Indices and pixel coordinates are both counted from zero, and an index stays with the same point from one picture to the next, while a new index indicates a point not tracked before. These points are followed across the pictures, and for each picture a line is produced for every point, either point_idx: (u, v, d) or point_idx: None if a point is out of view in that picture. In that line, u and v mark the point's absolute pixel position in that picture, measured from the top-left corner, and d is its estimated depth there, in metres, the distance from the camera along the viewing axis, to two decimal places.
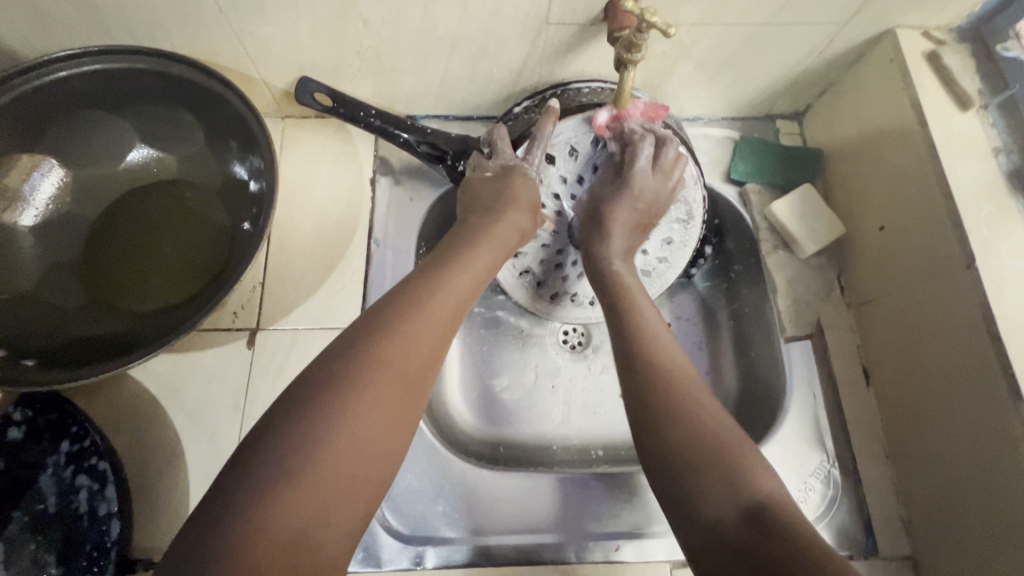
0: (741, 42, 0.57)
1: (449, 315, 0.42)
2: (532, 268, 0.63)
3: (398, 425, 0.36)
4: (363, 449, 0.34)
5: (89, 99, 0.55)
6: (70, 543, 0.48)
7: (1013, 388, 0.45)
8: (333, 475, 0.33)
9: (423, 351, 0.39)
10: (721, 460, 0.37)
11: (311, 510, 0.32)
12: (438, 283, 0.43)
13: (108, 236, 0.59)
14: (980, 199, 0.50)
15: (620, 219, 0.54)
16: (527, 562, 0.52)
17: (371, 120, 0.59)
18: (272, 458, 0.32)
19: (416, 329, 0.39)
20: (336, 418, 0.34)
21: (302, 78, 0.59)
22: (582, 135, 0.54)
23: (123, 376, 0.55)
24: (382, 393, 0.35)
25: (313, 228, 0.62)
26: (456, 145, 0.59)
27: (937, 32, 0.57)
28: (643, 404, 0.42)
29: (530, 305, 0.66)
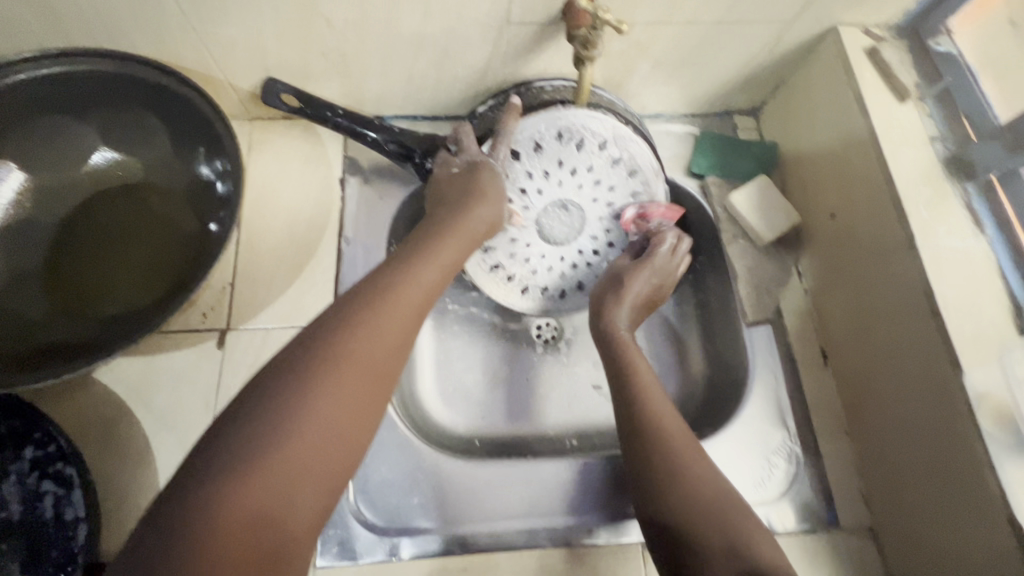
0: (696, 40, 0.59)
1: (413, 304, 0.42)
2: (501, 262, 0.64)
3: (366, 410, 0.37)
4: (327, 435, 0.35)
5: (47, 102, 0.54)
6: (34, 551, 0.48)
7: (952, 357, 0.47)
8: (299, 458, 0.33)
9: (390, 341, 0.39)
10: (723, 523, 0.42)
11: (275, 491, 0.32)
12: (405, 274, 0.44)
13: (71, 239, 0.58)
14: (918, 183, 0.53)
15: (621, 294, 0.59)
16: (503, 548, 0.53)
17: (339, 120, 0.60)
18: (237, 440, 0.33)
19: (384, 318, 0.40)
20: (299, 404, 0.34)
21: (268, 79, 0.59)
22: (546, 131, 0.56)
23: (89, 381, 0.54)
24: (348, 379, 0.36)
25: (283, 229, 0.62)
26: (424, 143, 0.60)
27: (877, 29, 0.60)
28: (646, 459, 0.46)
29: (503, 299, 0.66)
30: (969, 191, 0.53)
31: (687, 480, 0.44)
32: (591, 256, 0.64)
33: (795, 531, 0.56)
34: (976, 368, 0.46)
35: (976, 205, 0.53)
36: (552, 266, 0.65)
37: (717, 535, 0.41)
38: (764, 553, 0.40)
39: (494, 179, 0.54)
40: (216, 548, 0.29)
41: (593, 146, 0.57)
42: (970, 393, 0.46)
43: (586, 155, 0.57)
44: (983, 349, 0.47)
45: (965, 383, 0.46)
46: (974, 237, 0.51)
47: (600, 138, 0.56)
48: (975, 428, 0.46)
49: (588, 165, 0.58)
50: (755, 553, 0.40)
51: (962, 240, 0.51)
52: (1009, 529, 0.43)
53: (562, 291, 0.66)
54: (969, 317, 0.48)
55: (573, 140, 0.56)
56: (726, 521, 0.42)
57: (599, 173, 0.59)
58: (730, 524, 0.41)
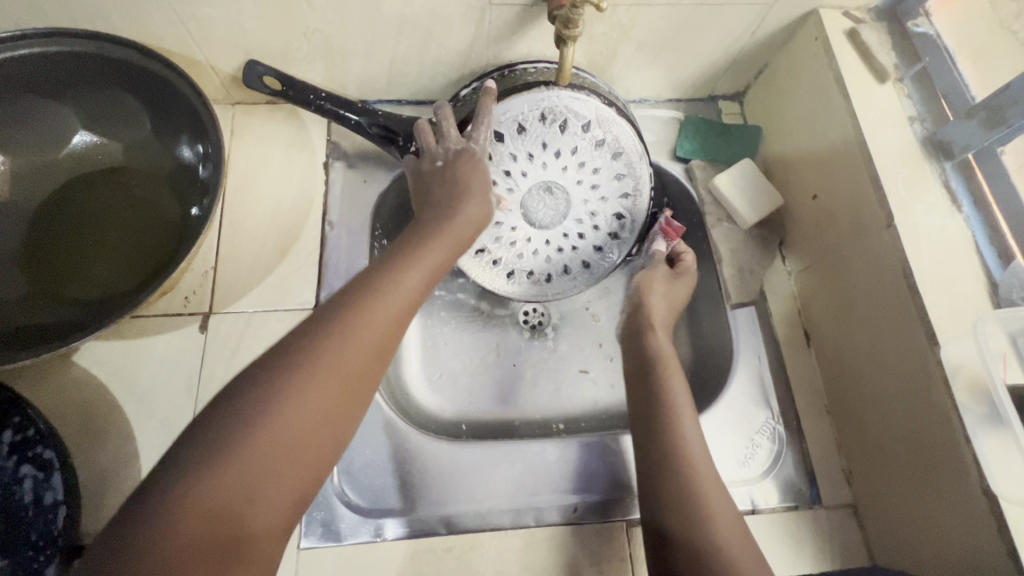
0: (678, 22, 0.59)
1: (397, 307, 0.42)
2: (486, 247, 0.63)
3: (338, 416, 0.37)
4: (294, 441, 0.35)
5: (23, 84, 0.53)
6: (10, 534, 0.47)
7: (929, 332, 0.48)
8: (264, 463, 0.34)
9: (368, 349, 0.39)
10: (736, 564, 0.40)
11: (242, 485, 0.33)
12: (389, 279, 0.43)
13: (50, 223, 0.58)
14: (897, 163, 0.54)
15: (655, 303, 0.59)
16: (487, 528, 0.53)
17: (322, 102, 0.60)
18: (208, 441, 0.34)
19: (364, 323, 0.40)
20: (271, 403, 0.35)
21: (250, 61, 0.59)
22: (529, 112, 0.56)
23: (69, 365, 0.54)
24: (322, 383, 0.37)
25: (266, 213, 0.62)
26: (407, 125, 0.59)
27: (857, 11, 0.60)
28: (666, 483, 0.45)
29: (488, 284, 0.65)
30: (946, 170, 0.54)
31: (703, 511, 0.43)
32: (577, 239, 0.64)
33: (778, 508, 0.56)
34: (952, 342, 0.47)
35: (953, 183, 0.53)
36: (538, 249, 0.64)
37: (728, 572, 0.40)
38: None
39: (481, 172, 0.54)
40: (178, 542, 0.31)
41: (576, 128, 0.57)
42: (946, 366, 0.47)
43: (569, 136, 0.58)
44: (958, 324, 0.48)
45: (941, 356, 0.47)
46: (951, 215, 0.52)
47: (584, 119, 0.57)
48: (951, 400, 0.46)
49: (572, 147, 0.58)
50: None
51: (939, 218, 0.52)
52: (984, 498, 0.44)
53: (549, 275, 0.65)
54: (945, 293, 0.49)
55: (556, 121, 0.57)
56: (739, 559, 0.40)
57: (582, 155, 0.59)
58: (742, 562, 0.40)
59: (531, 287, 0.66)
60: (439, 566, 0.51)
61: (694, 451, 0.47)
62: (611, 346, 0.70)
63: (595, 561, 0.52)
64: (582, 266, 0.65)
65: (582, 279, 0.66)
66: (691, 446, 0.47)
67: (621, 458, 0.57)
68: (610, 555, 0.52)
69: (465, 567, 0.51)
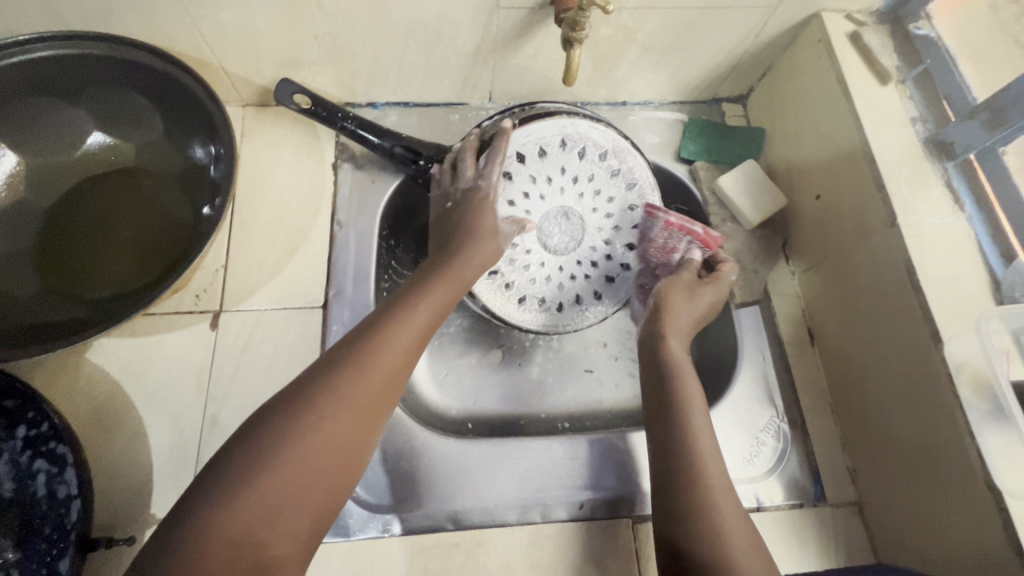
0: (683, 25, 0.60)
1: (407, 353, 0.44)
2: (500, 268, 0.60)
3: (352, 445, 0.39)
4: (311, 470, 0.37)
5: (39, 85, 0.54)
6: (28, 526, 0.48)
7: (933, 330, 0.48)
8: (282, 492, 0.36)
9: (377, 381, 0.42)
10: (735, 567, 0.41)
11: (262, 514, 0.35)
12: (398, 316, 0.46)
13: (63, 223, 0.59)
14: (900, 163, 0.54)
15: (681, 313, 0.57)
16: (495, 525, 0.53)
17: (346, 124, 0.63)
18: (230, 471, 0.36)
19: (373, 367, 0.42)
20: (293, 434, 0.37)
21: (283, 79, 0.62)
22: (552, 137, 0.58)
23: (82, 361, 0.55)
24: (341, 420, 0.39)
25: (277, 212, 0.63)
26: (431, 148, 0.62)
27: (859, 14, 0.61)
28: (677, 488, 0.45)
29: (497, 308, 0.62)
30: (948, 170, 0.54)
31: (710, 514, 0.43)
32: (590, 267, 0.63)
33: (783, 505, 0.57)
34: (956, 340, 0.47)
35: (955, 183, 0.54)
36: (551, 276, 0.63)
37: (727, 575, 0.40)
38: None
39: (488, 212, 0.55)
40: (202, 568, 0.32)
41: (593, 156, 0.59)
42: (950, 362, 0.47)
43: (587, 164, 0.60)
44: (961, 321, 0.48)
45: (944, 353, 0.47)
46: (953, 214, 0.53)
47: (601, 148, 0.59)
48: (955, 397, 0.47)
49: (589, 174, 0.60)
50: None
51: (942, 217, 0.52)
52: (989, 495, 0.44)
53: (562, 304, 0.64)
54: (949, 291, 0.49)
55: (575, 147, 0.59)
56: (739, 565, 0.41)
57: (599, 183, 0.61)
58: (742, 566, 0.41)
59: (544, 318, 0.64)
60: (447, 562, 0.51)
61: (710, 456, 0.47)
62: (615, 346, 0.71)
63: (601, 557, 0.52)
64: (594, 296, 0.64)
65: (595, 310, 0.64)
66: (706, 455, 0.47)
67: (628, 455, 0.57)
68: (615, 552, 0.52)
69: (472, 562, 0.51)
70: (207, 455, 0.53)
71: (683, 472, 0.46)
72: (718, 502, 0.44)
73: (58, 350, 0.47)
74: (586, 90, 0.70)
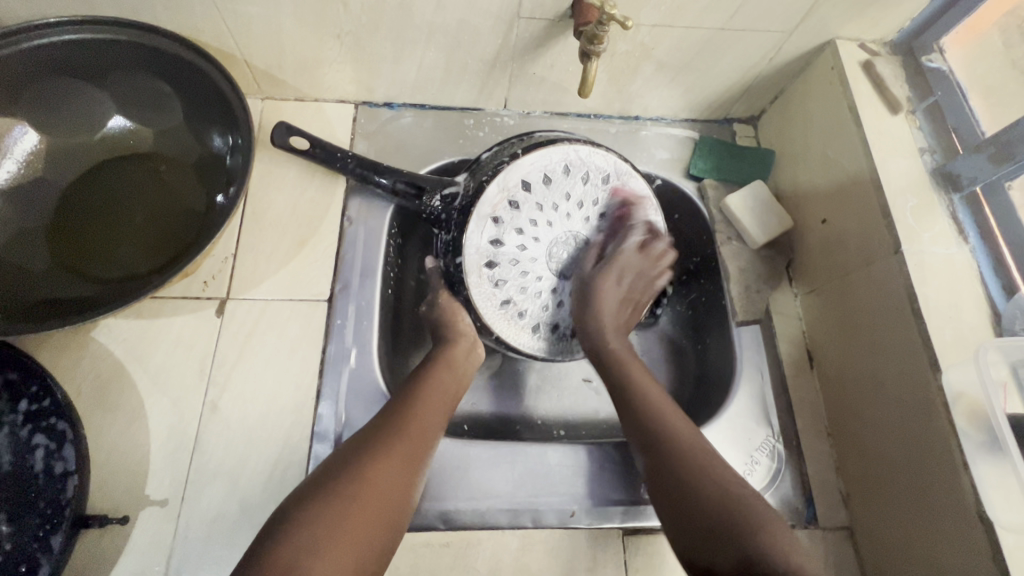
0: (699, 44, 0.61)
1: (438, 405, 0.51)
2: (513, 297, 0.60)
3: (403, 477, 0.45)
4: (373, 492, 0.42)
5: (65, 67, 0.55)
6: (22, 500, 0.48)
7: (932, 358, 0.48)
8: (348, 507, 0.41)
9: (421, 424, 0.48)
10: (733, 511, 0.41)
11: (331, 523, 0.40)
12: (430, 375, 0.53)
13: (77, 203, 0.60)
14: (907, 193, 0.55)
15: (609, 291, 0.61)
16: (486, 527, 0.53)
17: (349, 161, 0.63)
18: (304, 495, 0.42)
19: (400, 448, 0.46)
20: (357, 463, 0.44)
21: (279, 125, 0.64)
22: (556, 164, 0.59)
23: (87, 340, 0.55)
24: (393, 453, 0.45)
25: (288, 205, 0.64)
26: (432, 182, 0.60)
27: (872, 44, 0.62)
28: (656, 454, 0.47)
29: (514, 340, 0.61)
30: (954, 202, 0.55)
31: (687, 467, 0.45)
32: None
33: None
34: (955, 368, 0.48)
35: (960, 215, 0.55)
36: (562, 301, 0.63)
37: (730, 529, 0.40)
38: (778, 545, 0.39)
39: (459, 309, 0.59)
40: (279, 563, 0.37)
41: (597, 180, 0.61)
42: (947, 391, 0.47)
43: (591, 188, 0.62)
44: (958, 351, 0.49)
45: (943, 382, 0.47)
46: (957, 245, 0.53)
47: (603, 172, 0.61)
48: (952, 426, 0.47)
49: (594, 199, 0.62)
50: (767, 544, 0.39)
51: (946, 247, 0.53)
52: (981, 525, 0.44)
53: (574, 329, 0.64)
54: (949, 321, 0.50)
55: (579, 173, 0.60)
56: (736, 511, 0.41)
57: (603, 207, 0.63)
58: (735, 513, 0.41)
59: (556, 345, 0.63)
60: (436, 562, 0.51)
61: (678, 422, 0.49)
62: None
63: (589, 565, 0.53)
64: None
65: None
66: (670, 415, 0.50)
67: (624, 464, 0.57)
68: (603, 561, 0.53)
69: (460, 563, 0.51)
70: (204, 440, 0.53)
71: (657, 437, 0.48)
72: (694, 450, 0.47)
73: (65, 327, 0.47)
74: (600, 103, 0.71)
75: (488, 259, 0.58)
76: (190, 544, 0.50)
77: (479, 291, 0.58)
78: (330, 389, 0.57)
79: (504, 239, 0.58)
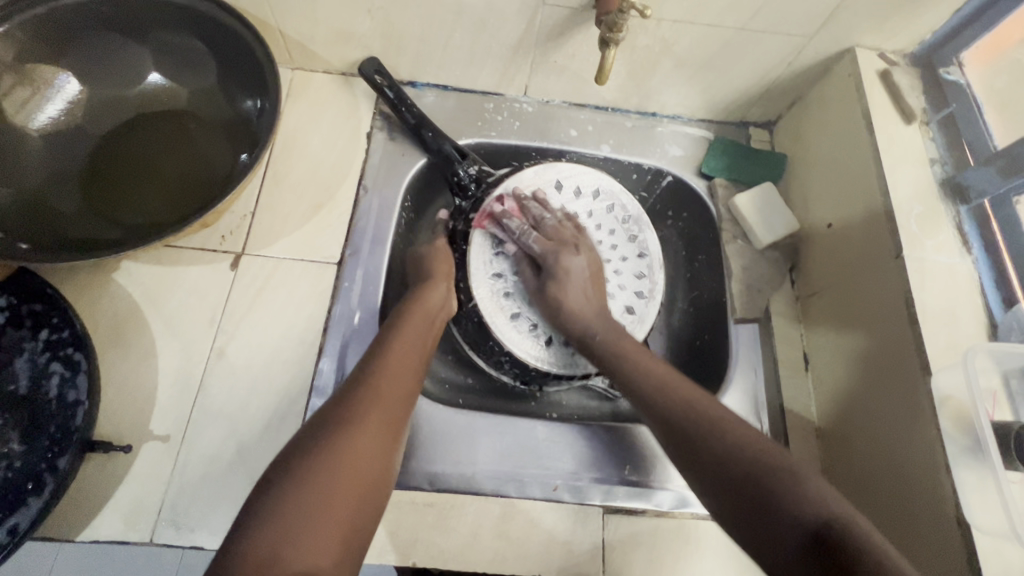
0: (719, 43, 0.62)
1: (409, 372, 0.51)
2: (504, 274, 0.63)
3: (378, 453, 0.45)
4: (351, 468, 0.42)
5: (113, 22, 0.59)
6: (35, 422, 0.51)
7: (923, 361, 0.49)
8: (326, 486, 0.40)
9: (390, 399, 0.48)
10: (771, 479, 0.41)
11: (310, 504, 0.39)
12: (396, 342, 0.53)
13: (110, 152, 0.63)
14: (913, 200, 0.55)
15: (571, 279, 0.59)
16: (470, 492, 0.55)
17: (411, 109, 0.67)
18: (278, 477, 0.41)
19: (370, 424, 0.45)
20: (331, 442, 0.43)
21: (370, 57, 0.68)
22: (586, 184, 0.67)
23: (109, 281, 0.58)
24: (366, 430, 0.45)
25: (308, 171, 0.66)
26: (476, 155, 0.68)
27: (892, 55, 0.63)
28: (681, 429, 0.47)
29: (488, 313, 0.62)
30: (960, 213, 0.56)
31: (715, 438, 0.45)
32: None
33: None
34: (944, 372, 0.48)
35: (966, 227, 0.55)
36: None
37: (778, 502, 0.40)
38: (825, 507, 0.39)
39: (441, 263, 0.62)
40: (262, 535, 0.37)
41: (618, 214, 0.67)
42: (934, 394, 0.47)
43: (611, 218, 0.67)
44: (950, 357, 0.49)
45: (931, 386, 0.48)
46: (960, 255, 0.53)
47: (627, 212, 0.67)
48: (936, 428, 0.47)
49: (609, 229, 0.67)
50: (820, 509, 0.39)
51: (948, 256, 0.53)
52: (958, 527, 0.44)
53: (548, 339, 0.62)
54: (943, 327, 0.50)
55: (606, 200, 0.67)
56: (776, 479, 0.41)
57: (619, 244, 0.67)
58: (775, 478, 0.41)
59: (531, 343, 0.62)
60: (419, 521, 0.53)
61: (692, 394, 0.49)
62: None
63: (568, 539, 0.53)
64: None
65: (562, 355, 0.62)
66: (681, 385, 0.50)
67: (611, 447, 0.58)
68: (583, 538, 0.54)
69: (442, 524, 0.53)
70: (208, 385, 0.56)
71: (678, 412, 0.47)
72: (720, 416, 0.46)
73: (83, 261, 0.50)
74: (618, 97, 0.72)
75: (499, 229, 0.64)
76: (186, 480, 0.52)
77: (478, 252, 0.63)
78: (332, 345, 0.59)
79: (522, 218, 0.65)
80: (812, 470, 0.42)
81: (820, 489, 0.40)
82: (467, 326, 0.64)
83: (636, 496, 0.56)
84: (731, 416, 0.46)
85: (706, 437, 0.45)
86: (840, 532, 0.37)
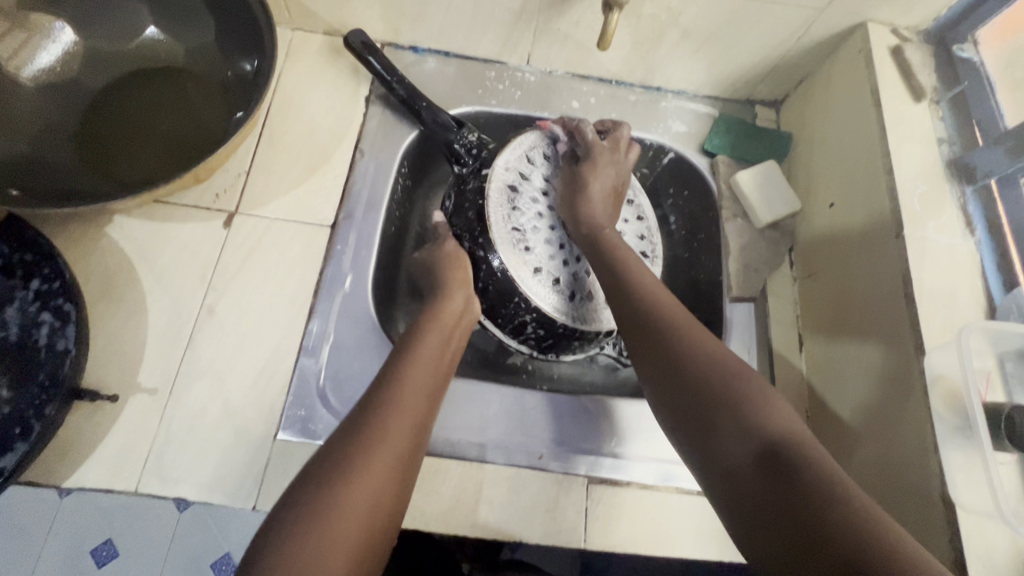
0: (727, 14, 0.61)
1: (426, 391, 0.49)
2: (522, 229, 0.59)
3: (393, 483, 0.43)
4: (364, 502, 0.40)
5: None
6: (24, 370, 0.50)
7: (916, 341, 0.48)
8: (338, 526, 0.39)
9: (406, 420, 0.46)
10: (727, 394, 0.43)
11: (322, 543, 0.38)
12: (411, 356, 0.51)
13: (105, 106, 0.62)
14: (917, 179, 0.54)
15: (596, 184, 0.59)
16: (453, 457, 0.54)
17: (398, 86, 0.64)
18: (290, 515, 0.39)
19: (384, 453, 0.43)
20: (346, 476, 0.41)
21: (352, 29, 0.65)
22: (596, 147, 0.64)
23: (101, 235, 0.58)
24: (382, 457, 0.43)
25: (304, 133, 0.65)
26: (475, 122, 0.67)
27: (905, 30, 0.61)
28: (653, 340, 0.48)
29: (512, 268, 0.58)
30: (966, 194, 0.54)
31: (686, 354, 0.46)
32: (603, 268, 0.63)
33: None
34: (937, 352, 0.47)
35: (970, 208, 0.54)
36: (567, 256, 0.61)
37: (728, 416, 0.42)
38: (774, 427, 0.40)
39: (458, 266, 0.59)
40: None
41: None
42: (926, 373, 0.47)
43: None
44: (944, 338, 0.48)
45: (924, 365, 0.47)
46: (962, 237, 0.52)
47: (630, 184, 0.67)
48: (926, 408, 0.46)
49: None
50: (767, 428, 0.40)
51: (950, 237, 0.52)
52: (941, 506, 0.44)
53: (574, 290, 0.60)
54: (940, 307, 0.49)
55: None
56: (733, 397, 0.42)
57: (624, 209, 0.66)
58: (732, 394, 0.43)
59: (556, 298, 0.59)
60: None
61: (671, 312, 0.50)
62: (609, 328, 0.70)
63: (550, 506, 0.54)
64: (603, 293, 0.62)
65: (584, 309, 0.60)
66: (669, 304, 0.51)
67: (598, 418, 0.58)
68: (566, 505, 0.54)
69: (425, 487, 0.53)
70: (198, 341, 0.56)
71: (654, 325, 0.49)
72: (696, 335, 0.47)
73: (63, 210, 0.49)
74: (622, 68, 0.71)
75: (511, 185, 0.60)
76: (173, 434, 0.52)
77: (496, 208, 0.59)
78: (323, 308, 0.59)
79: (531, 176, 0.62)
80: (773, 392, 0.43)
81: (777, 411, 0.41)
82: (487, 290, 0.60)
83: (619, 467, 0.56)
84: (704, 336, 0.47)
85: (676, 351, 0.46)
86: (784, 451, 0.39)
